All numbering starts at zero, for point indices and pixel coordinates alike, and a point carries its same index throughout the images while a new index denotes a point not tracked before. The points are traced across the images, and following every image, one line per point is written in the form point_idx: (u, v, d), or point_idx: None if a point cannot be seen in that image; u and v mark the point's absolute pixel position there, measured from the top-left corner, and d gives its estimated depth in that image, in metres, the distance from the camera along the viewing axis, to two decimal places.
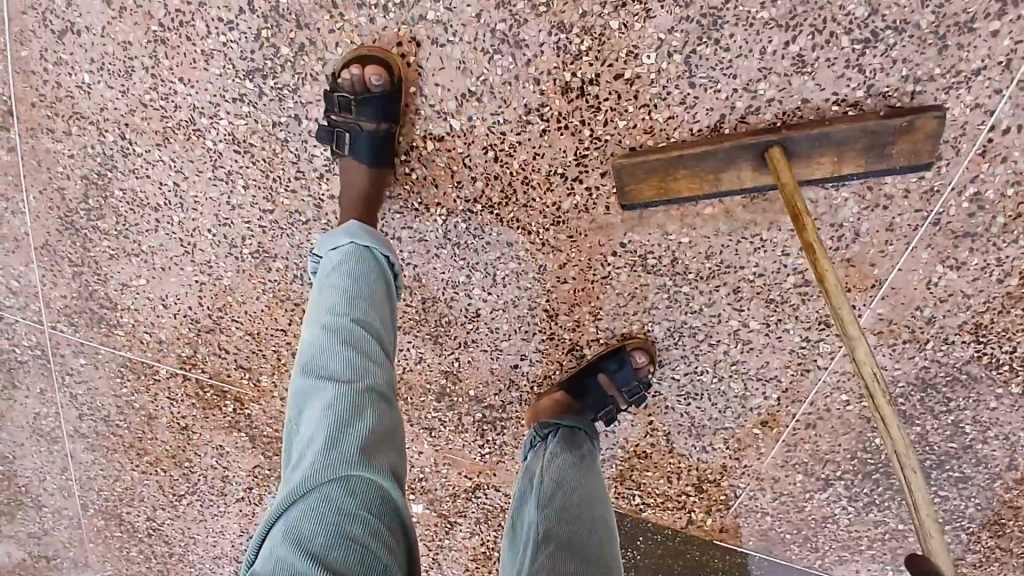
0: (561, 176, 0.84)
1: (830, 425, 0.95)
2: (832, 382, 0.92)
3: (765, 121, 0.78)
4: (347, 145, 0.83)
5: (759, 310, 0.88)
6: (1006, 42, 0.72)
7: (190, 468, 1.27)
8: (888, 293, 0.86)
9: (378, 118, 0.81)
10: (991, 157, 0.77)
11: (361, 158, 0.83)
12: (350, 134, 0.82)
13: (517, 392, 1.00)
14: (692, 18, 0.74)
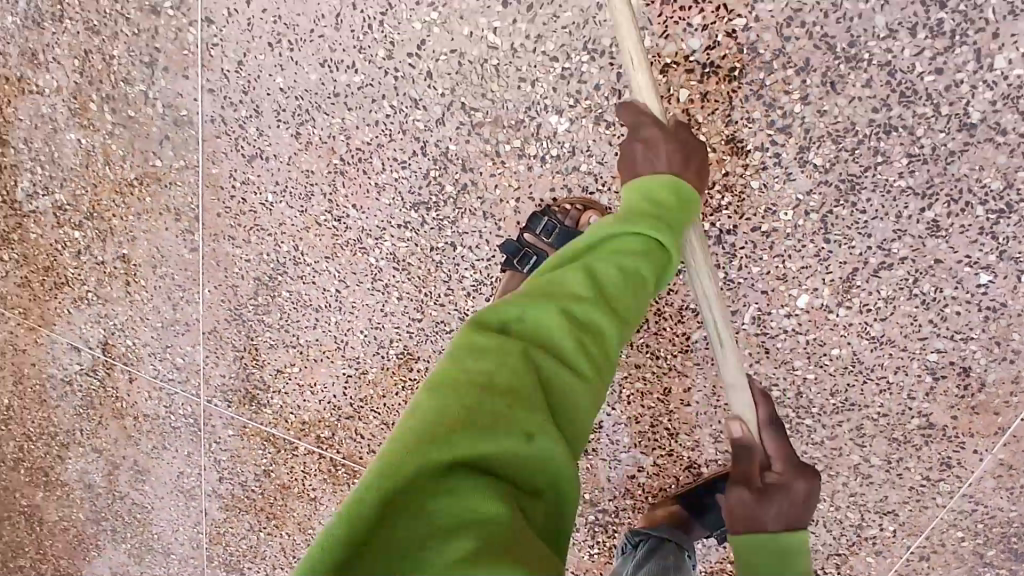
0: (692, 310, 0.91)
1: (947, 561, 0.95)
2: (950, 520, 0.93)
3: (898, 276, 0.82)
4: (529, 264, 0.90)
5: (881, 446, 0.91)
6: None
7: (312, 535, 1.37)
8: (1012, 440, 0.88)
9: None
10: None
11: None
12: (537, 257, 0.90)
13: (630, 499, 1.04)
14: (831, 182, 0.79)
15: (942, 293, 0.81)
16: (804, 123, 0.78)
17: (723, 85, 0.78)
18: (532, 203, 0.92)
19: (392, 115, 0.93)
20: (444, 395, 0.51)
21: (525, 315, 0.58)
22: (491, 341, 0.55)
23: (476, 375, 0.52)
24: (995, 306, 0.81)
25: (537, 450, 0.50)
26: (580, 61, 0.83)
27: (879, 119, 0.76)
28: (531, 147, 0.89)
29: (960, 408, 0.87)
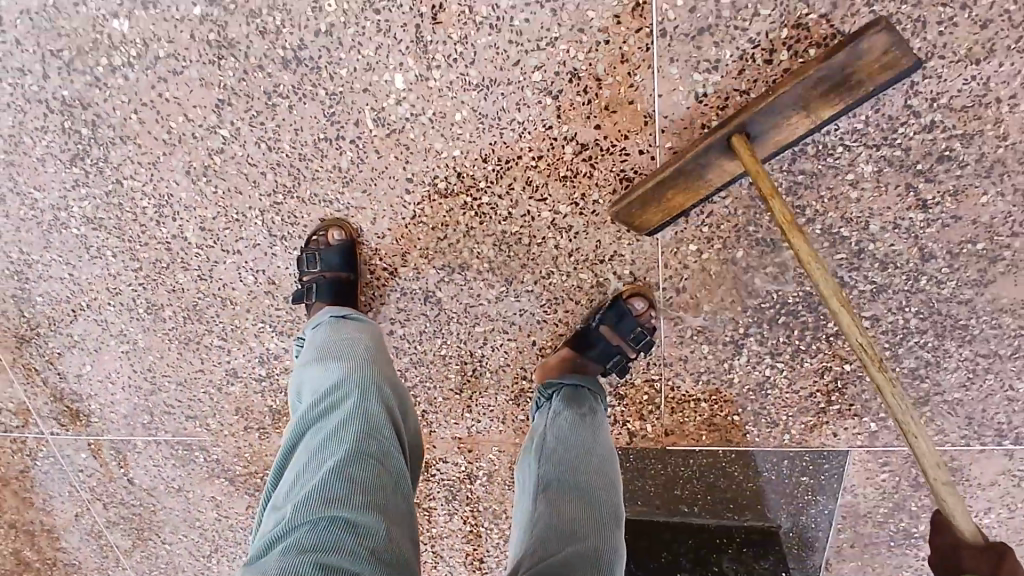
0: (326, 140, 0.93)
1: (700, 280, 0.97)
2: (674, 236, 0.94)
3: (456, 13, 0.84)
4: (313, 292, 0.98)
5: (560, 192, 0.91)
6: None
7: (202, 529, 1.38)
8: (666, 124, 0.85)
9: (335, 264, 0.96)
10: None
11: (324, 299, 0.98)
12: (314, 283, 0.98)
13: (406, 356, 1.06)
14: None
15: (499, 8, 0.83)
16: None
17: None
18: (146, 108, 0.96)
19: (14, 90, 1.00)
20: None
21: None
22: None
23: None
24: None
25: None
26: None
27: None
28: (116, 58, 0.95)
29: (595, 116, 0.86)
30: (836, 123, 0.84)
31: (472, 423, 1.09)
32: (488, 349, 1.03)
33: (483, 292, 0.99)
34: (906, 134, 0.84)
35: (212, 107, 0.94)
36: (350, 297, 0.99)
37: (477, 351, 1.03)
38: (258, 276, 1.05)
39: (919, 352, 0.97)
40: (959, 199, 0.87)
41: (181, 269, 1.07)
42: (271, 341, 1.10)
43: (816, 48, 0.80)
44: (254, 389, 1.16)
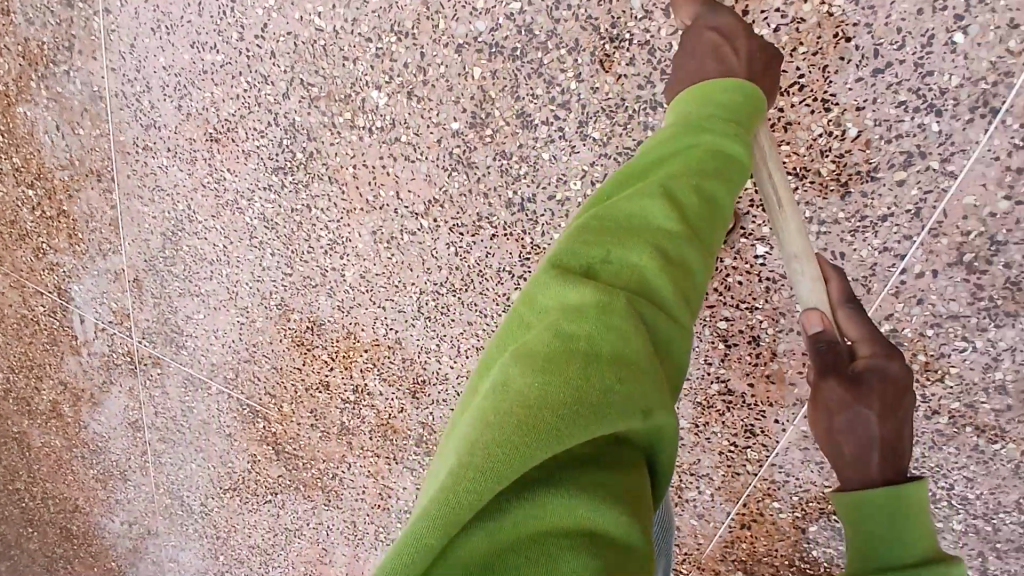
0: (509, 273, 1.01)
1: (765, 528, 1.01)
2: (764, 488, 0.99)
3: None
4: None
5: (688, 411, 0.98)
6: (914, 191, 0.78)
7: (232, 468, 1.50)
8: None
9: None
10: (905, 298, 0.82)
11: None
12: None
13: None
14: (609, 155, 0.89)
15: (722, 262, 0.88)
16: (585, 99, 0.87)
17: (511, 63, 0.90)
18: (365, 168, 1.03)
19: (249, 91, 1.06)
20: (535, 366, 0.40)
21: (610, 255, 0.49)
22: (549, 352, 0.42)
23: (594, 489, 0.37)
24: (775, 277, 0.87)
25: (578, 483, 0.37)
26: (389, 42, 0.94)
27: (644, 96, 0.85)
28: (360, 118, 1.00)
29: (754, 376, 0.93)
30: (955, 483, 0.89)
31: None
32: None
33: None
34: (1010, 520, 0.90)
35: (425, 200, 1.01)
36: None
37: None
38: (392, 331, 1.14)
39: None
40: None
41: (326, 294, 1.16)
42: (371, 381, 1.21)
43: (973, 427, 0.86)
44: (339, 403, 1.27)
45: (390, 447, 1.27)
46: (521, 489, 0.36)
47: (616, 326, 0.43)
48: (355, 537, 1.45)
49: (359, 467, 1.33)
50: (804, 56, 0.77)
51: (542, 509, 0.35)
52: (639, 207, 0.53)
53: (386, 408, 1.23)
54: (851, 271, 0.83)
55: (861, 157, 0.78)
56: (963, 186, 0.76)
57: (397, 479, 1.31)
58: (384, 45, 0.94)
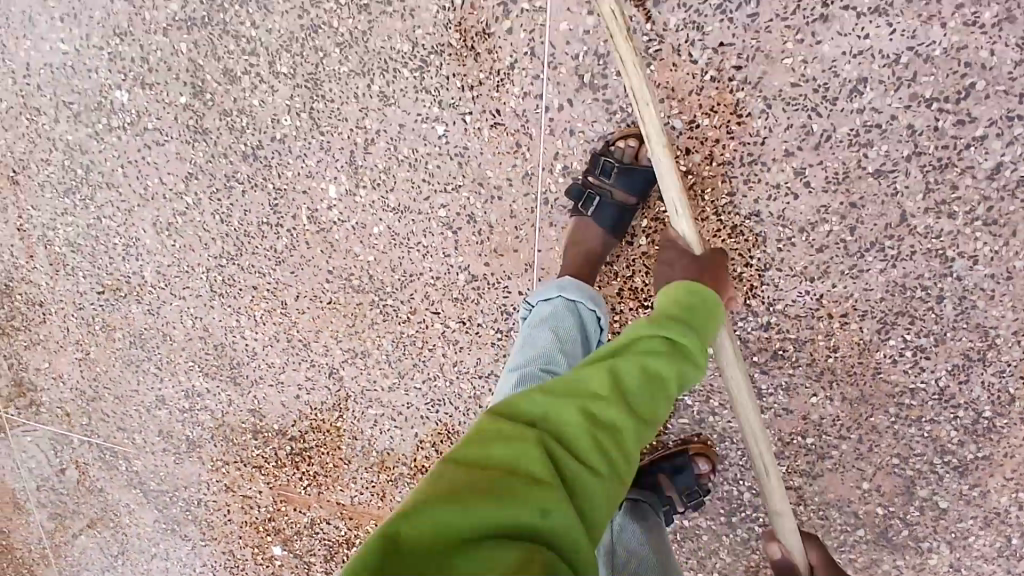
0: (267, 225, 1.09)
1: None
2: None
3: (381, 147, 0.99)
4: (591, 208, 0.90)
5: (451, 310, 1.05)
6: (523, 35, 0.89)
7: (115, 528, 1.47)
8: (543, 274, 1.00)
9: (629, 190, 0.90)
10: (559, 133, 0.92)
11: (602, 223, 0.91)
12: (599, 199, 0.90)
13: (307, 421, 1.21)
14: (301, 83, 0.99)
15: (418, 152, 0.97)
16: (267, 39, 0.98)
17: (208, 31, 1.00)
18: (131, 166, 1.12)
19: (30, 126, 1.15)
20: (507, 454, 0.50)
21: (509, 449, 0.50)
22: (508, 430, 0.52)
23: (494, 434, 0.52)
24: (460, 152, 0.96)
25: (563, 528, 0.47)
26: (116, 44, 1.05)
27: (305, 23, 0.95)
28: (115, 119, 1.10)
29: (486, 256, 1.01)
30: None
31: (356, 493, 1.24)
32: (378, 430, 1.18)
33: (378, 379, 1.14)
34: (749, 330, 0.93)
35: (182, 178, 1.10)
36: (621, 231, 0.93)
37: (367, 429, 1.18)
38: (198, 320, 1.20)
39: (751, 525, 1.04)
40: (791, 395, 0.95)
41: (136, 302, 1.22)
42: (196, 380, 1.25)
43: None
44: (178, 416, 1.30)
45: (235, 447, 1.28)
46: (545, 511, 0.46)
47: (647, 347, 0.61)
48: (241, 569, 1.40)
49: (218, 482, 1.33)
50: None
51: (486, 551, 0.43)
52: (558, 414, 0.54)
53: (217, 407, 1.26)
54: (510, 124, 0.93)
55: (472, 19, 0.90)
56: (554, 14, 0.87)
57: (252, 484, 1.30)
58: (112, 49, 1.05)
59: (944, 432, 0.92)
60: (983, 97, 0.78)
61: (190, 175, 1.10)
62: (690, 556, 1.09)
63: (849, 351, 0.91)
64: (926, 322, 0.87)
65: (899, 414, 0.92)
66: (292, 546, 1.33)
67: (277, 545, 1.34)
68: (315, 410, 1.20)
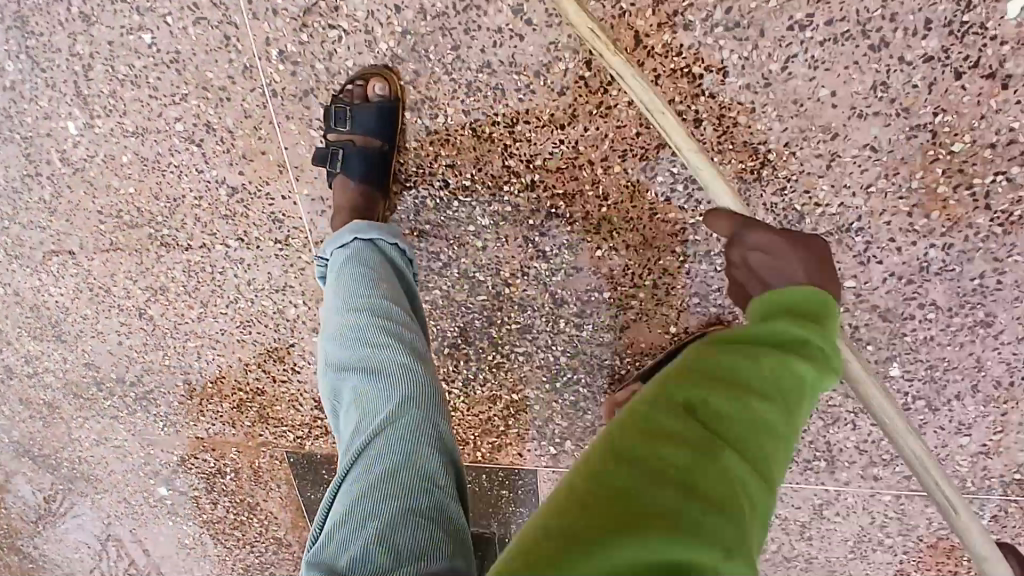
0: (25, 175, 1.00)
1: None
2: None
3: (99, 70, 0.90)
4: (339, 162, 0.85)
5: (226, 228, 0.97)
6: None
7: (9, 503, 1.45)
8: (299, 174, 0.90)
9: (358, 175, 0.85)
10: (264, 16, 0.81)
11: (352, 174, 0.85)
12: (343, 150, 0.84)
13: (140, 366, 1.16)
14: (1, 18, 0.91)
15: (134, 67, 0.88)
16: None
17: None
18: None
19: None
20: (646, 473, 0.38)
21: (649, 449, 0.39)
22: (660, 419, 0.41)
23: (649, 432, 0.40)
24: (175, 57, 0.86)
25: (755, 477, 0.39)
26: None
27: None
28: None
29: (238, 163, 0.91)
30: (447, 178, 0.86)
31: (209, 425, 1.21)
32: (205, 363, 1.13)
33: (186, 312, 1.08)
34: (513, 192, 0.86)
35: None
36: (382, 183, 0.86)
37: (196, 364, 1.14)
38: (5, 285, 1.12)
39: (575, 388, 1.02)
40: (575, 251, 0.89)
41: None
42: (29, 345, 1.17)
43: (409, 111, 0.82)
44: (29, 383, 1.23)
45: (87, 404, 1.24)
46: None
47: (761, 343, 0.48)
48: (141, 514, 1.40)
49: (88, 439, 1.30)
50: None
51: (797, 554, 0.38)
52: (673, 413, 0.41)
53: (56, 368, 1.20)
54: (212, 16, 0.82)
55: None
56: None
57: (115, 436, 1.28)
58: None
59: None
60: None
61: None
62: (530, 428, 1.07)
63: (620, 197, 0.83)
64: (689, 150, 0.79)
65: (687, 252, 0.86)
66: (174, 484, 1.32)
67: (161, 486, 1.34)
68: (138, 351, 1.15)
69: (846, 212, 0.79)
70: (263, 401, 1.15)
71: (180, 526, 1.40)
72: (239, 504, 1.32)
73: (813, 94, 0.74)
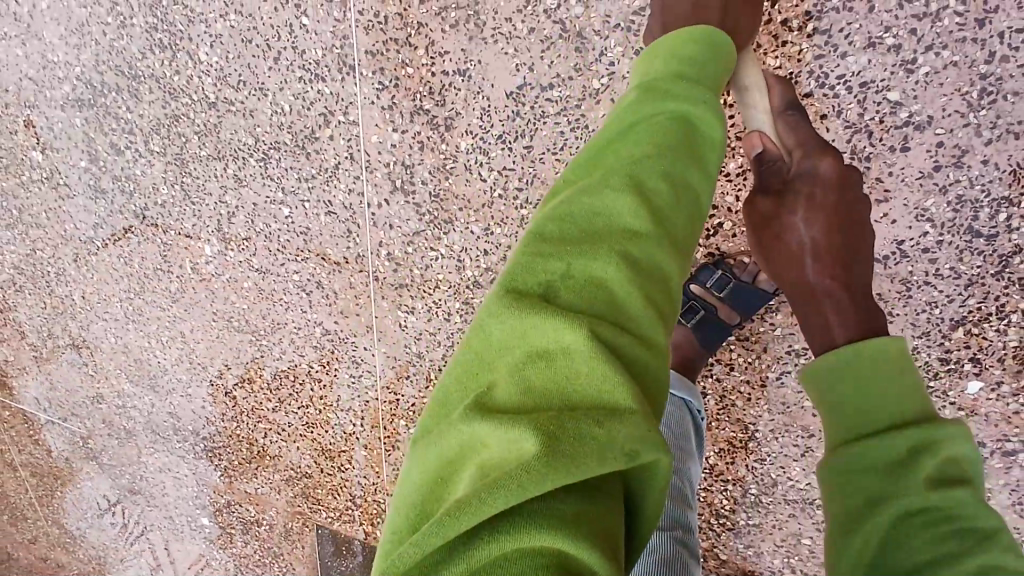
0: (161, 271, 1.21)
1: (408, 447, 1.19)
2: (390, 409, 1.16)
3: (242, 221, 1.10)
4: (696, 319, 0.91)
5: (314, 354, 1.16)
6: (341, 142, 0.98)
7: (71, 489, 1.68)
8: (382, 335, 1.10)
9: (735, 308, 0.89)
10: (381, 226, 1.01)
11: (701, 337, 0.90)
12: (704, 312, 0.90)
13: (214, 427, 1.35)
14: (170, 158, 1.11)
15: (271, 227, 1.08)
16: (139, 123, 1.11)
17: (104, 109, 1.13)
18: (48, 209, 1.26)
19: None
20: (531, 354, 0.42)
21: (570, 268, 0.45)
22: (558, 369, 0.41)
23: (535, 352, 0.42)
24: (305, 231, 1.06)
25: (637, 436, 0.37)
26: (25, 114, 1.20)
27: (164, 111, 1.08)
28: (27, 171, 1.25)
29: (336, 314, 1.11)
30: None
31: (259, 486, 1.38)
32: (267, 440, 1.31)
33: (262, 400, 1.26)
34: None
35: (93, 227, 1.23)
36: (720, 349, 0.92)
37: (261, 439, 1.32)
38: (119, 338, 1.34)
39: None
40: None
41: (70, 317, 1.36)
42: (125, 383, 1.39)
43: None
44: (115, 409, 1.45)
45: (160, 439, 1.43)
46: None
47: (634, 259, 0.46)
48: (180, 531, 1.58)
49: (153, 464, 1.49)
50: (234, 60, 1.00)
51: (480, 507, 0.35)
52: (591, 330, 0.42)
53: (143, 406, 1.40)
54: (343, 213, 1.02)
55: (300, 123, 0.99)
56: (365, 126, 0.96)
57: (178, 467, 1.46)
58: (24, 120, 1.20)
59: (716, 499, 1.03)
60: (730, 234, 0.87)
61: (97, 222, 1.23)
62: None
63: None
64: None
65: None
66: (215, 519, 1.49)
67: (205, 517, 1.51)
68: (218, 416, 1.33)
69: (812, 489, 0.96)
70: (309, 481, 1.32)
71: (212, 550, 1.56)
72: (267, 552, 1.48)
73: (798, 401, 0.92)
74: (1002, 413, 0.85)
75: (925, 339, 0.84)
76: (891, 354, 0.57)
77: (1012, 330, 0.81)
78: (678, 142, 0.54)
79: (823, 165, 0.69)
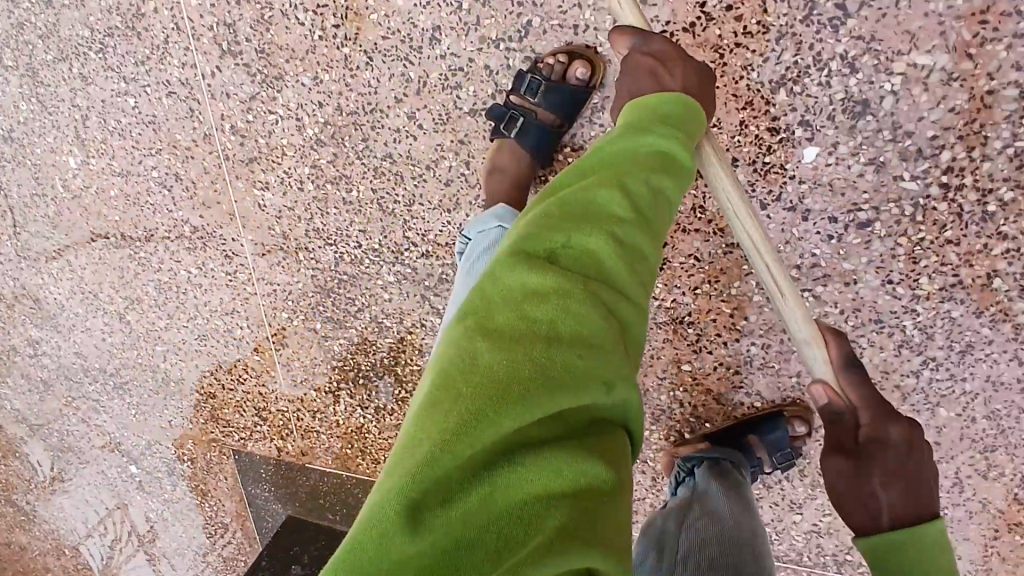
0: (38, 197, 1.21)
1: (296, 341, 1.15)
2: (269, 303, 1.13)
3: (97, 125, 1.10)
4: (517, 127, 0.85)
5: (188, 257, 1.14)
6: (166, 13, 0.97)
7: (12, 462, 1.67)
8: (243, 220, 1.06)
9: (552, 108, 0.84)
10: (218, 96, 0.99)
11: (525, 146, 0.86)
12: (524, 117, 0.85)
13: (118, 361, 1.33)
14: (23, 72, 1.11)
15: (122, 123, 1.07)
16: None
17: None
18: None
19: None
20: (536, 280, 0.45)
21: (570, 239, 0.48)
22: (552, 286, 0.45)
23: (525, 295, 0.45)
24: (152, 119, 1.05)
25: (605, 369, 0.44)
26: None
27: (10, 22, 1.08)
28: None
29: (198, 207, 1.08)
30: (359, 239, 1.01)
31: (171, 418, 1.36)
32: (169, 365, 1.29)
33: (155, 319, 1.25)
34: (411, 258, 1.00)
35: None
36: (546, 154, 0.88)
37: (162, 364, 1.30)
38: (16, 281, 1.33)
39: None
40: None
41: None
42: (31, 330, 1.38)
43: (330, 183, 0.99)
44: (30, 360, 1.44)
45: (75, 385, 1.42)
46: (414, 521, 0.36)
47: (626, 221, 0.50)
48: (115, 488, 1.56)
49: (75, 416, 1.48)
50: None
51: (477, 430, 0.39)
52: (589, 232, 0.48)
53: (53, 352, 1.40)
54: (180, 91, 1.01)
55: (127, 3, 0.99)
56: None
57: (97, 415, 1.45)
58: None
59: None
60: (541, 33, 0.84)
61: None
62: None
63: None
64: None
65: None
66: (143, 465, 1.47)
67: (133, 466, 1.49)
68: (119, 346, 1.31)
69: (680, 306, 0.92)
70: (215, 402, 1.30)
71: (147, 503, 1.53)
72: (196, 493, 1.45)
73: None
74: (845, 177, 0.80)
75: (750, 109, 0.80)
76: (936, 546, 0.60)
77: (834, 80, 0.77)
78: (666, 169, 0.54)
79: (892, 431, 0.67)
